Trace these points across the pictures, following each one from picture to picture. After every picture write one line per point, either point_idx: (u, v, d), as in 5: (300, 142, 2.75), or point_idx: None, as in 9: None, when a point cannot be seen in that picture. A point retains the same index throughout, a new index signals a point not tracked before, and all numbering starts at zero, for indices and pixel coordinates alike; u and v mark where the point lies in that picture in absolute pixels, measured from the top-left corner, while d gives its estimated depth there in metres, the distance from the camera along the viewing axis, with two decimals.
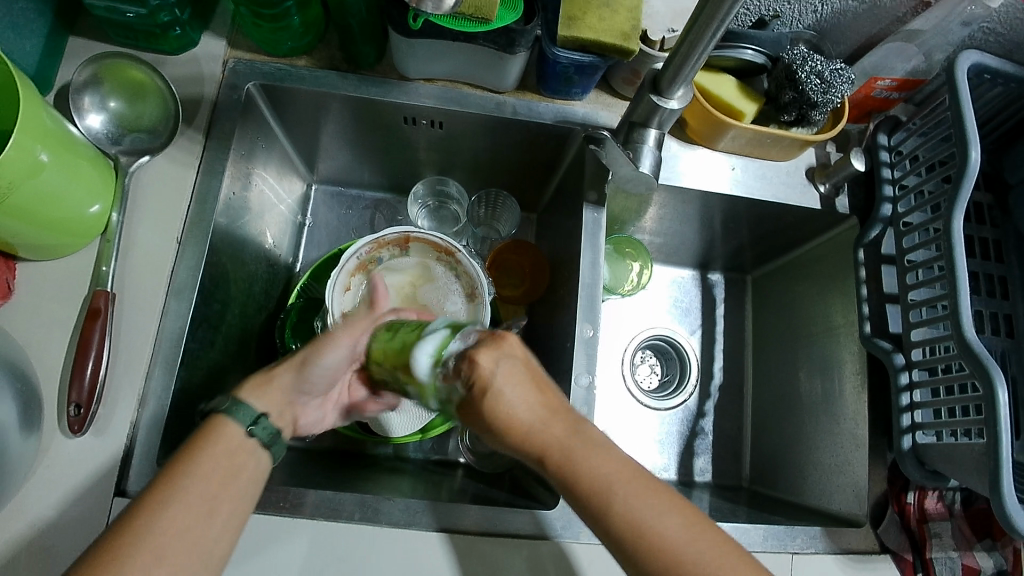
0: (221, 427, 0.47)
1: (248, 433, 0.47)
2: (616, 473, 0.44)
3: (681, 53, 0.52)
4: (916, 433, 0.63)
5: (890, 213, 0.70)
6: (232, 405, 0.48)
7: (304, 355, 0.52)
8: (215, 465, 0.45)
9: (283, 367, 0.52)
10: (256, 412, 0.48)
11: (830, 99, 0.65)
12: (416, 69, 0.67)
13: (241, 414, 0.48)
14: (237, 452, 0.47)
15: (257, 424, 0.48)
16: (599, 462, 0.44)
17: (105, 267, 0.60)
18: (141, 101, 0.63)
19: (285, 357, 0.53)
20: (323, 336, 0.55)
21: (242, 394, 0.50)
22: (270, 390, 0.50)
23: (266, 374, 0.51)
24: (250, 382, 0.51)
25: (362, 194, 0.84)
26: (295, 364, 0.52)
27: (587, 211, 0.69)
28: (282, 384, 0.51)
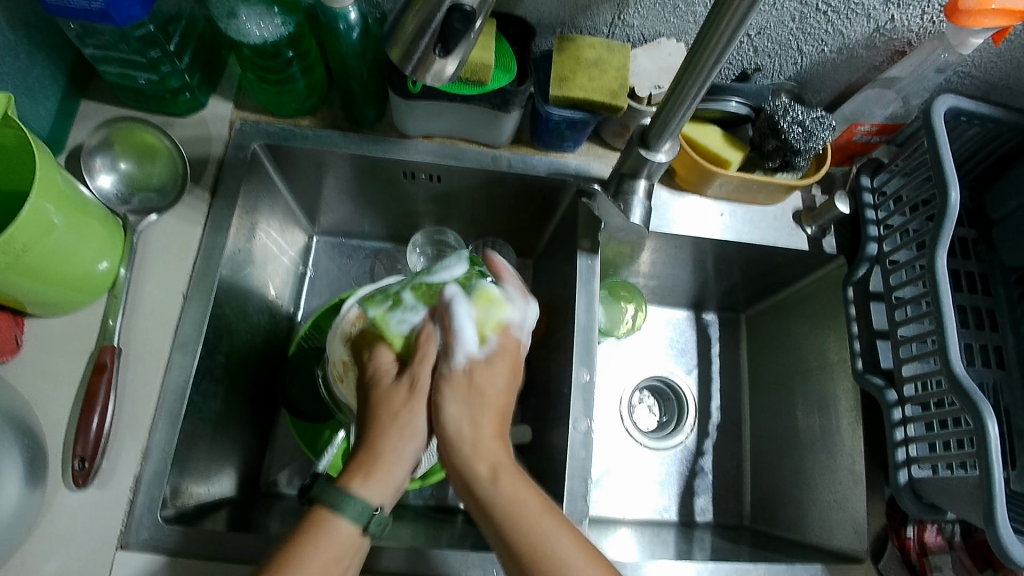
0: (325, 526, 0.47)
1: (353, 527, 0.47)
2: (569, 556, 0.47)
3: (667, 109, 0.54)
4: (912, 467, 0.64)
5: (876, 252, 0.72)
6: (340, 498, 0.47)
7: (410, 426, 0.50)
8: (320, 557, 0.46)
9: (389, 447, 0.49)
10: (360, 504, 0.47)
11: (812, 146, 0.68)
12: (415, 128, 0.69)
13: (352, 511, 0.47)
14: (342, 548, 0.47)
15: (363, 518, 0.47)
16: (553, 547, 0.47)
17: (112, 322, 0.61)
18: (150, 161, 0.65)
19: (385, 432, 0.50)
20: (383, 394, 0.51)
21: (349, 485, 0.48)
22: (370, 470, 0.49)
23: (377, 459, 0.49)
24: (359, 470, 0.49)
25: (363, 243, 0.86)
26: (408, 442, 0.50)
27: (581, 258, 0.70)
28: (396, 472, 0.50)
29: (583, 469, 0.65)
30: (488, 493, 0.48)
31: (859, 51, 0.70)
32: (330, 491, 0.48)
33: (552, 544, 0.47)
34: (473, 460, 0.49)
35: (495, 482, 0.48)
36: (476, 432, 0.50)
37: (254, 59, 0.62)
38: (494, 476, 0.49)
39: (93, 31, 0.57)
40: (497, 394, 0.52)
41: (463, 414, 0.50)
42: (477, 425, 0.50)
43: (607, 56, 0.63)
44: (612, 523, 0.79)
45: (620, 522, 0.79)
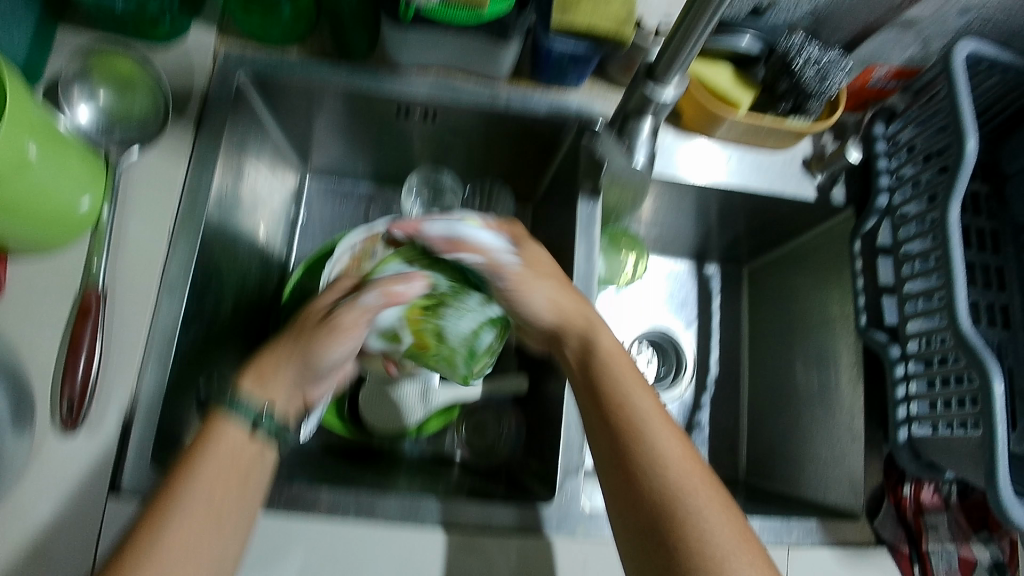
0: (219, 429, 0.50)
1: (244, 430, 0.50)
2: (658, 426, 0.51)
3: (676, 42, 0.51)
4: (912, 425, 0.64)
5: (886, 204, 0.70)
6: (231, 399, 0.50)
7: (325, 351, 0.52)
8: (214, 461, 0.48)
9: (282, 361, 0.52)
10: (250, 408, 0.50)
11: (827, 88, 0.64)
12: (410, 57, 0.66)
13: (240, 411, 0.50)
14: (237, 451, 0.49)
15: (251, 419, 0.50)
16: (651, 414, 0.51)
17: (96, 264, 0.59)
18: (130, 92, 0.62)
19: (293, 353, 0.52)
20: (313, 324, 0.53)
21: (242, 389, 0.51)
22: (258, 372, 0.51)
23: (268, 366, 0.52)
24: (251, 372, 0.51)
25: (356, 186, 0.83)
26: (300, 361, 0.52)
27: (582, 203, 0.68)
28: (284, 378, 0.51)
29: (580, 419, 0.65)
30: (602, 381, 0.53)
31: None
32: (220, 397, 0.51)
33: (645, 424, 0.51)
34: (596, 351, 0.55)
35: (606, 363, 0.54)
36: (571, 313, 0.56)
37: None
38: (601, 350, 0.55)
39: None
40: (563, 294, 0.57)
41: (557, 304, 0.57)
42: (570, 314, 0.56)
43: None
44: None
45: None
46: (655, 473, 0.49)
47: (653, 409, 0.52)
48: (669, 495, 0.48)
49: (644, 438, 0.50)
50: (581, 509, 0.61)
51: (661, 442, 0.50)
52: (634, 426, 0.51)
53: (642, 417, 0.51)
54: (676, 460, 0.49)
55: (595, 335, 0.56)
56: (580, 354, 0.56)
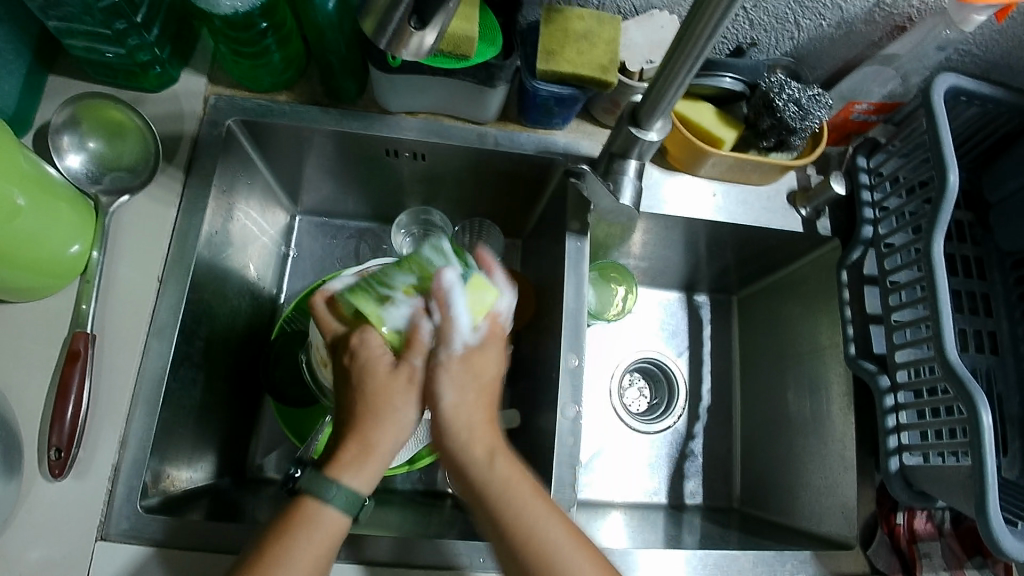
0: (313, 514, 0.49)
1: (340, 512, 0.49)
2: (540, 515, 0.50)
3: (659, 85, 0.52)
4: (903, 455, 0.63)
5: (870, 235, 0.71)
6: (327, 490, 0.48)
7: (398, 418, 0.49)
8: (309, 547, 0.48)
9: (383, 436, 0.49)
10: (340, 494, 0.48)
11: (808, 125, 0.66)
12: (397, 103, 0.67)
13: (339, 502, 0.48)
14: (331, 532, 0.49)
15: (345, 503, 0.49)
16: (524, 504, 0.50)
17: (85, 307, 0.59)
18: (121, 139, 0.63)
19: (375, 427, 0.49)
20: (377, 383, 0.49)
21: (331, 475, 0.48)
22: (367, 463, 0.49)
23: (368, 445, 0.49)
24: (347, 459, 0.49)
25: (347, 223, 0.84)
26: (399, 431, 0.49)
27: (570, 240, 0.69)
28: (389, 454, 0.50)
29: (570, 456, 0.64)
30: (483, 479, 0.50)
31: (858, 26, 0.68)
32: (316, 481, 0.49)
33: (543, 529, 0.49)
34: (466, 449, 0.50)
35: (493, 469, 0.50)
36: (467, 406, 0.50)
37: (226, 31, 0.59)
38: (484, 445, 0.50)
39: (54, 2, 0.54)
40: (481, 379, 0.52)
41: (467, 404, 0.50)
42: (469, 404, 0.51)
43: (596, 29, 0.61)
44: (600, 506, 0.78)
45: (608, 505, 0.78)
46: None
47: (529, 499, 0.50)
48: None
49: (530, 541, 0.49)
50: None
51: (535, 530, 0.49)
52: (513, 529, 0.49)
53: (520, 515, 0.49)
54: (568, 550, 0.49)
55: (479, 428, 0.51)
56: (483, 453, 0.50)
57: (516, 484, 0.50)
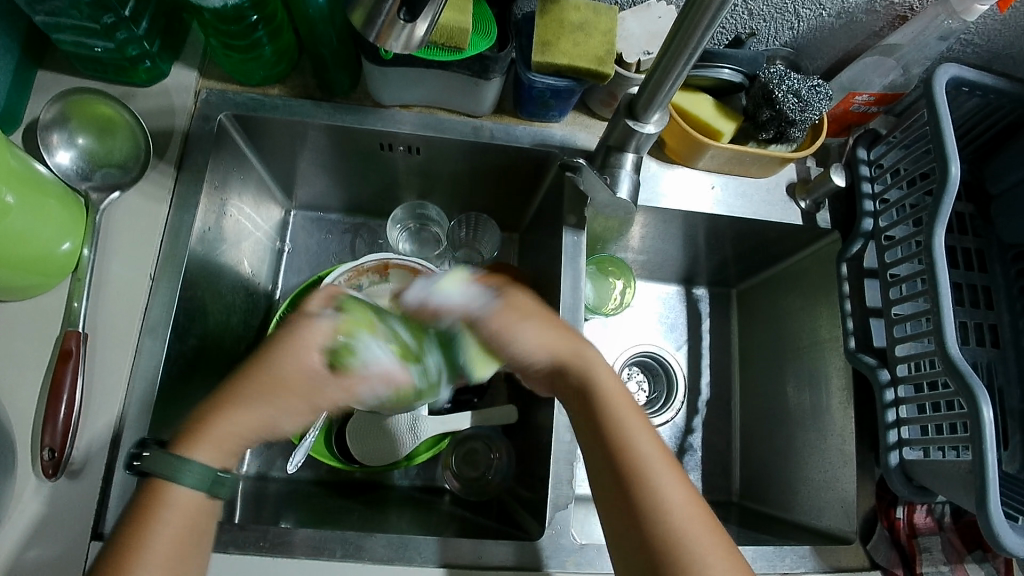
0: (167, 493, 0.46)
1: (190, 491, 0.47)
2: (634, 424, 0.52)
3: (656, 77, 0.51)
4: (903, 449, 0.63)
5: (871, 227, 0.70)
6: (180, 467, 0.46)
7: (269, 412, 0.49)
8: (166, 527, 0.45)
9: (236, 422, 0.49)
10: (190, 472, 0.46)
11: (808, 117, 0.65)
12: (392, 97, 0.66)
13: (190, 478, 0.46)
14: (187, 509, 0.46)
15: (196, 481, 0.47)
16: (621, 412, 0.53)
17: (77, 304, 0.58)
18: (111, 136, 0.62)
19: (232, 410, 0.49)
20: (284, 374, 0.50)
21: (184, 452, 0.47)
22: (212, 443, 0.48)
23: (216, 428, 0.48)
24: (195, 438, 0.48)
25: (342, 218, 0.83)
26: (254, 419, 0.49)
27: (566, 234, 0.68)
28: (240, 439, 0.49)
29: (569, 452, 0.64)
30: (592, 395, 0.54)
31: (858, 15, 0.67)
32: (162, 460, 0.47)
33: (635, 437, 0.52)
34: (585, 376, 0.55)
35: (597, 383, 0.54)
36: (559, 337, 0.56)
37: (216, 24, 0.58)
38: (586, 361, 0.55)
39: None
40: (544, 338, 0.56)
41: (557, 344, 0.55)
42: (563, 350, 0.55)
43: (593, 20, 0.60)
44: None
45: None
46: (643, 480, 0.49)
47: (627, 412, 0.53)
48: (659, 509, 0.48)
49: (623, 442, 0.51)
50: (573, 542, 0.61)
51: (631, 438, 0.52)
52: (609, 431, 0.52)
53: (618, 418, 0.53)
54: (655, 458, 0.51)
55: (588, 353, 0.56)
56: (576, 375, 0.55)
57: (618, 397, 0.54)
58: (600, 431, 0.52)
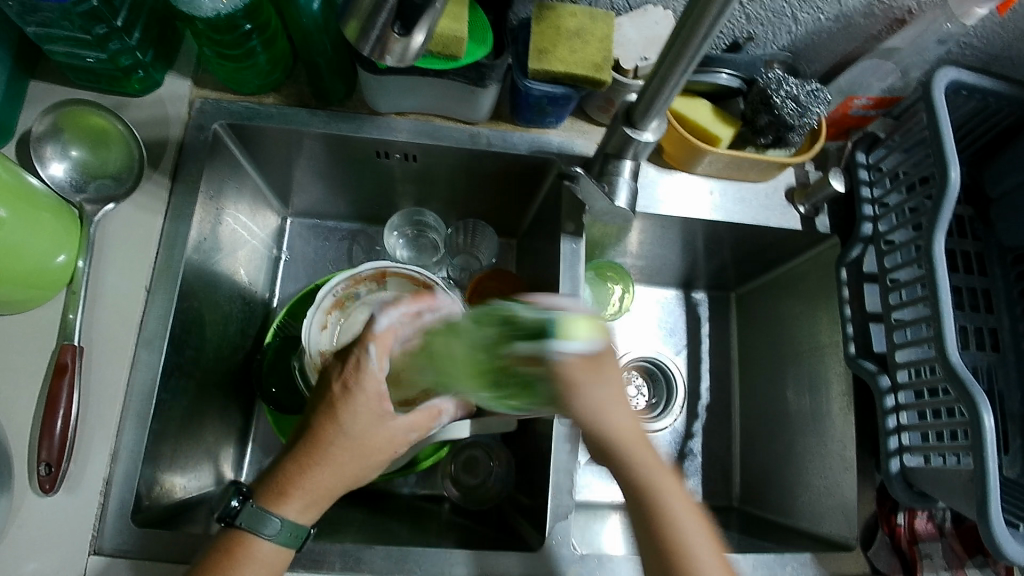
0: (247, 546, 0.48)
1: (277, 546, 0.48)
2: (695, 528, 0.48)
3: (654, 86, 0.51)
4: (904, 456, 0.63)
5: (870, 232, 0.70)
6: (260, 523, 0.48)
7: (359, 471, 0.50)
8: None
9: (319, 479, 0.49)
10: (281, 530, 0.48)
11: (807, 122, 0.65)
12: (388, 104, 0.66)
13: (274, 535, 0.48)
14: (271, 557, 0.49)
15: (284, 537, 0.48)
16: (682, 516, 0.48)
17: (73, 317, 0.58)
18: (105, 147, 0.61)
19: (317, 470, 0.48)
20: (357, 434, 0.49)
21: (274, 510, 0.48)
22: (303, 502, 0.48)
23: (306, 483, 0.48)
24: (274, 491, 0.48)
25: (339, 225, 0.83)
26: (342, 479, 0.49)
27: (565, 242, 0.68)
28: (333, 489, 0.49)
29: (569, 462, 0.64)
30: (648, 490, 0.48)
31: (856, 19, 0.66)
32: (253, 515, 0.48)
33: (695, 548, 0.47)
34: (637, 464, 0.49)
35: (647, 472, 0.49)
36: (607, 398, 0.49)
37: (210, 34, 0.57)
38: (634, 440, 0.49)
39: (32, 8, 0.52)
40: (613, 383, 0.49)
41: (611, 423, 0.49)
42: (614, 430, 0.49)
43: (589, 26, 0.59)
44: (599, 508, 0.78)
45: (607, 507, 0.78)
46: None
47: (686, 509, 0.48)
48: None
49: (680, 554, 0.47)
50: (573, 551, 0.60)
51: (694, 550, 0.47)
52: (669, 540, 0.47)
53: (678, 520, 0.48)
54: (718, 574, 0.47)
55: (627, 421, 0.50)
56: (623, 448, 0.49)
57: (677, 491, 0.49)
58: (652, 535, 0.48)
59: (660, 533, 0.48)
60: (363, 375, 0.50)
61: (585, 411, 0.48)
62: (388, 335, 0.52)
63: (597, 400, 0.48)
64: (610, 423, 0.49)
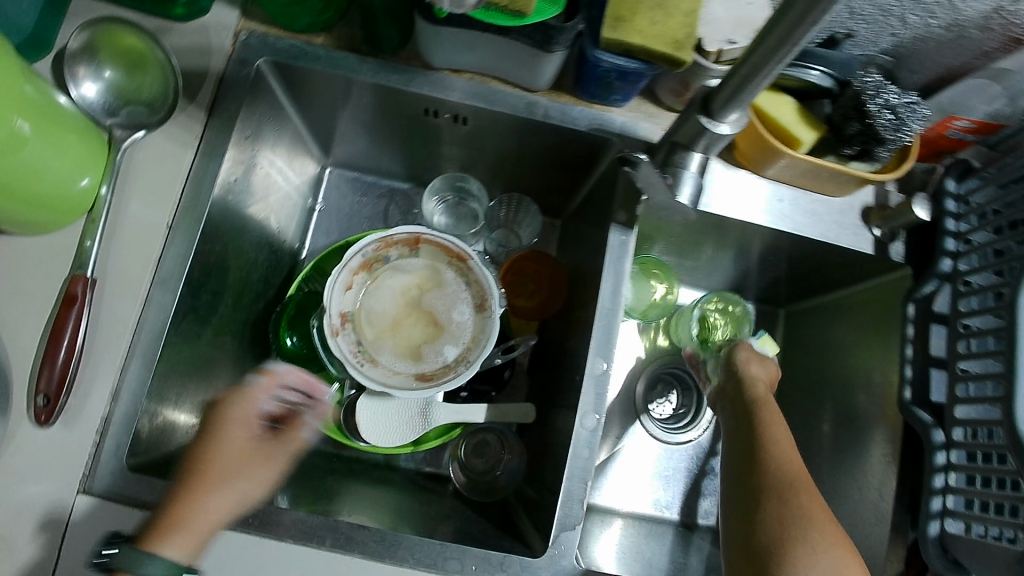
0: None
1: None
2: (784, 447, 0.54)
3: (741, 74, 0.45)
4: (945, 520, 0.58)
5: (949, 269, 0.63)
6: (142, 562, 0.44)
7: (243, 490, 0.50)
8: None
9: (212, 498, 0.49)
10: (170, 563, 0.45)
11: (900, 138, 0.58)
12: (443, 60, 0.61)
13: (151, 568, 0.45)
14: None
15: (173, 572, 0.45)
16: (775, 436, 0.55)
17: (89, 244, 0.55)
18: (140, 72, 0.58)
19: (201, 495, 0.48)
20: (231, 450, 0.51)
21: (158, 544, 0.46)
22: (189, 533, 0.47)
23: (188, 509, 0.48)
24: (158, 525, 0.47)
25: (379, 181, 0.79)
26: (234, 497, 0.50)
27: (614, 232, 0.63)
28: (218, 515, 0.49)
29: (583, 469, 0.60)
30: (750, 403, 0.58)
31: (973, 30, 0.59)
32: (129, 555, 0.45)
33: (779, 457, 0.53)
34: (765, 401, 0.58)
35: (763, 405, 0.58)
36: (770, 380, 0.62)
37: None
38: (763, 390, 0.60)
39: None
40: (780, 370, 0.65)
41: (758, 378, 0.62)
42: (753, 377, 0.62)
43: None
44: (606, 514, 0.75)
45: (613, 513, 0.75)
46: (770, 489, 0.50)
47: (786, 439, 0.55)
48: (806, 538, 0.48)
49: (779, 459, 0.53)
50: (575, 565, 0.57)
51: (788, 463, 0.52)
52: (757, 447, 0.54)
53: (779, 441, 0.54)
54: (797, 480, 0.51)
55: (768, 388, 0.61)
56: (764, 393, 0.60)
57: (781, 429, 0.56)
58: (757, 448, 0.54)
59: (751, 445, 0.54)
60: (239, 398, 0.54)
61: (749, 365, 0.63)
62: (277, 372, 0.57)
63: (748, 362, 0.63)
64: (756, 375, 0.62)
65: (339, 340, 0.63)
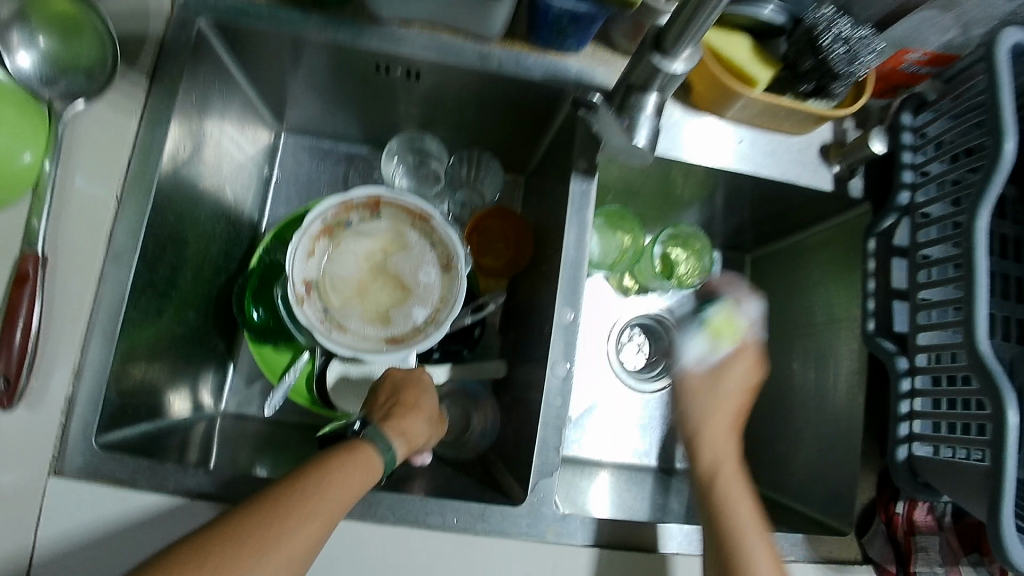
0: (363, 450, 0.50)
1: (382, 459, 0.51)
2: (751, 524, 0.51)
3: (690, 9, 0.45)
4: (913, 444, 0.59)
5: (906, 202, 0.64)
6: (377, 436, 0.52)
7: (432, 432, 0.58)
8: (349, 473, 0.48)
9: (419, 423, 0.57)
10: (392, 450, 0.52)
11: (854, 72, 0.58)
12: (392, 13, 0.59)
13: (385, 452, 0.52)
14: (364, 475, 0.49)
15: (391, 454, 0.52)
16: (738, 517, 0.52)
17: (37, 223, 0.53)
18: (77, 38, 0.55)
19: (409, 413, 0.57)
20: (432, 397, 0.61)
21: (386, 433, 0.53)
22: (406, 437, 0.54)
23: (407, 421, 0.56)
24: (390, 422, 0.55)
25: (336, 147, 0.78)
26: (428, 433, 0.58)
27: (575, 181, 0.63)
28: (419, 436, 0.56)
29: (558, 417, 0.60)
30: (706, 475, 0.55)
31: None
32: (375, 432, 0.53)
33: (748, 542, 0.50)
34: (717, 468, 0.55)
35: (718, 475, 0.55)
36: (716, 415, 0.59)
37: None
38: (714, 444, 0.57)
39: None
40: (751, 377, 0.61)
41: (707, 429, 0.57)
42: (698, 419, 0.58)
43: None
44: (586, 466, 0.76)
45: (594, 464, 0.76)
46: None
47: (751, 513, 0.52)
48: None
49: (743, 546, 0.50)
50: (553, 511, 0.58)
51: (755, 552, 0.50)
52: (725, 530, 0.51)
53: (739, 521, 0.51)
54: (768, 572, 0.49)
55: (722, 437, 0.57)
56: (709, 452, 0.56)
57: (740, 498, 0.53)
58: (719, 532, 0.51)
59: (715, 527, 0.52)
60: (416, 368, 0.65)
61: (691, 408, 0.59)
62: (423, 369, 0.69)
63: (693, 407, 0.59)
64: (699, 421, 0.58)
65: (304, 308, 0.62)
